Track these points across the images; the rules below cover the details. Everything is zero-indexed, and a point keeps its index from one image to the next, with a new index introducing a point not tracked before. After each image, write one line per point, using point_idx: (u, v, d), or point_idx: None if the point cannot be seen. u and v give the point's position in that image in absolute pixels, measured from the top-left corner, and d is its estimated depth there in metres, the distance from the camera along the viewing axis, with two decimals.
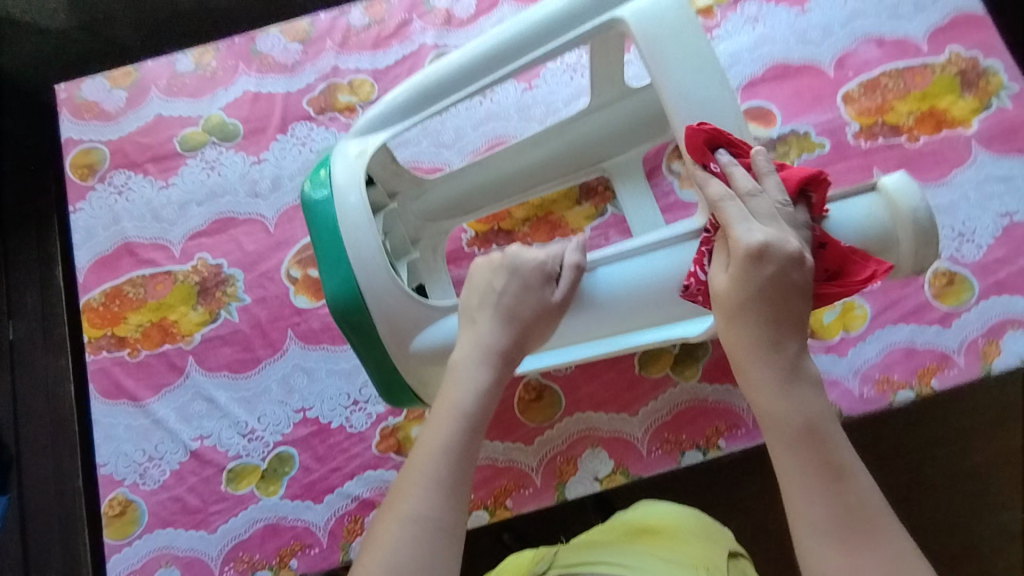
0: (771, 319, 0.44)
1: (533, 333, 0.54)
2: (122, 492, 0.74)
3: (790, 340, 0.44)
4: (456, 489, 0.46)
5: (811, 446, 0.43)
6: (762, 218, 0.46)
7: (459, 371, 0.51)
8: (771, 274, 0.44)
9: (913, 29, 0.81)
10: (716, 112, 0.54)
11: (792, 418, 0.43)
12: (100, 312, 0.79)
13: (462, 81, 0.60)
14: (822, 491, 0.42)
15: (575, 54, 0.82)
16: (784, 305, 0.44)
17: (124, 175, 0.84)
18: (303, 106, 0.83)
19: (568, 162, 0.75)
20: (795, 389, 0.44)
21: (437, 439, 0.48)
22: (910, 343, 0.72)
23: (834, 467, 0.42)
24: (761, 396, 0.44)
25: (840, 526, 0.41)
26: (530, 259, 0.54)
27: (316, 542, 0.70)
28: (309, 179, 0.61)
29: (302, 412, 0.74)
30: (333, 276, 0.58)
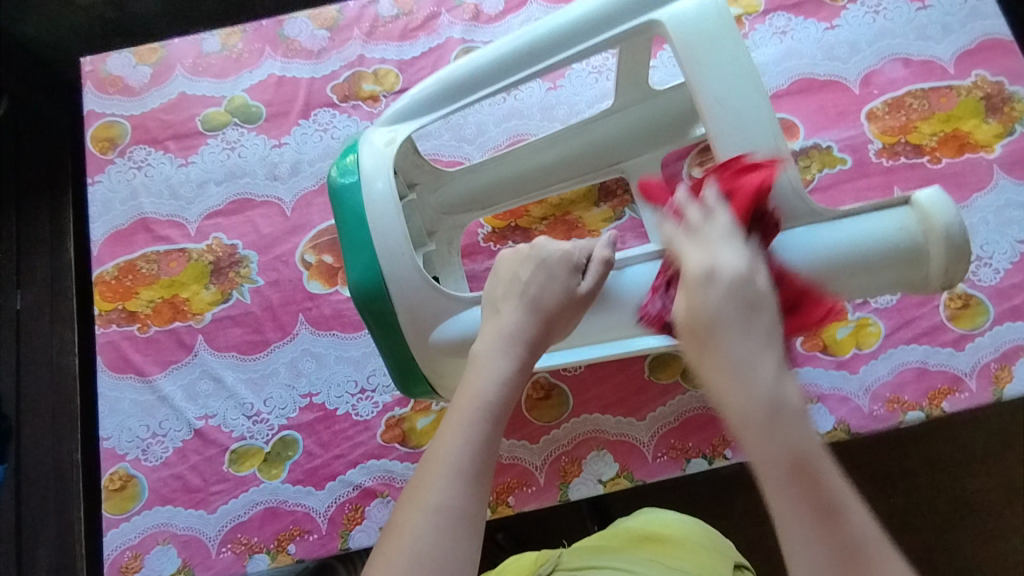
0: (742, 343, 0.41)
1: (557, 327, 0.54)
2: (123, 467, 0.73)
3: (774, 368, 0.40)
4: (478, 479, 0.46)
5: (810, 489, 0.37)
6: (710, 245, 0.45)
7: (481, 361, 0.51)
8: (732, 295, 0.42)
9: (940, 51, 0.81)
10: (751, 123, 0.52)
11: (788, 455, 0.38)
12: (113, 286, 0.79)
13: (485, 80, 0.60)
14: (819, 535, 0.37)
15: (601, 57, 0.83)
16: (752, 329, 0.41)
17: (145, 151, 0.84)
18: (327, 92, 0.84)
19: (585, 163, 0.75)
20: (790, 424, 0.39)
21: (461, 424, 0.48)
22: (923, 364, 0.71)
23: (840, 513, 0.37)
24: (755, 432, 0.39)
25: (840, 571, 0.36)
26: (556, 253, 0.55)
27: (315, 529, 0.70)
28: (335, 164, 0.61)
29: (308, 398, 0.74)
30: (358, 264, 0.58)
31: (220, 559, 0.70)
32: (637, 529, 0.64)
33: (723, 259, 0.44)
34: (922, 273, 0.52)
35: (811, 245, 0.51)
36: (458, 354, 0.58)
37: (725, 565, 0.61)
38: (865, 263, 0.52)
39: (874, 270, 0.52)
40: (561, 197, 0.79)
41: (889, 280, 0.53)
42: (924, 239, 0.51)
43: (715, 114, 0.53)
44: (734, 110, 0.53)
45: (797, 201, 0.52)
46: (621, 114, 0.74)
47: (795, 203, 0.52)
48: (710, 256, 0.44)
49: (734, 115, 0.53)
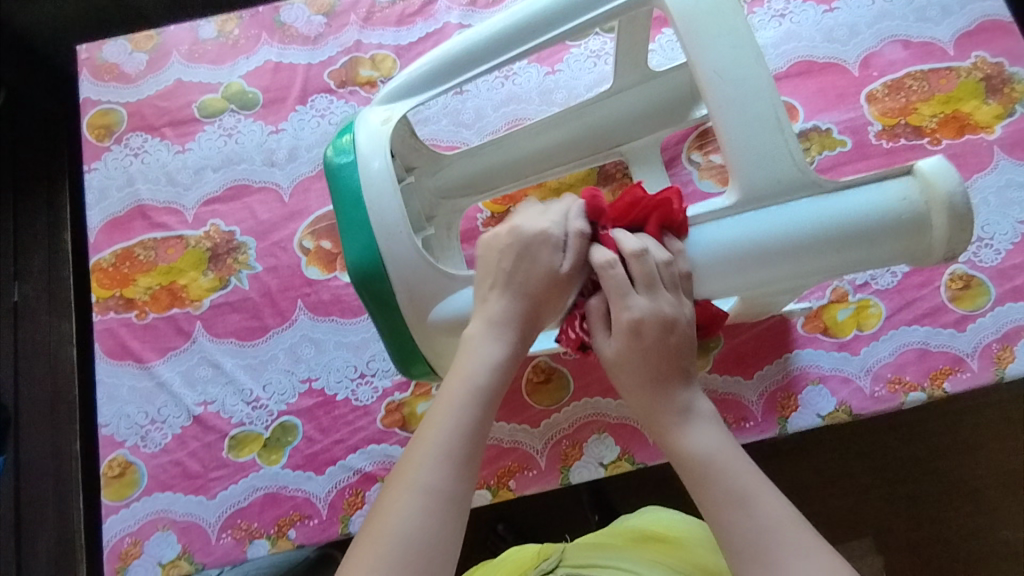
0: (656, 371, 0.50)
1: (547, 307, 0.53)
2: (122, 454, 0.73)
3: (677, 385, 0.50)
4: (467, 460, 0.46)
5: (714, 478, 0.46)
6: (651, 291, 0.50)
7: (471, 345, 0.51)
8: (658, 334, 0.50)
9: (940, 33, 0.81)
10: (752, 92, 0.51)
11: (696, 453, 0.48)
12: (110, 273, 0.78)
13: (472, 60, 0.59)
14: (737, 512, 0.44)
15: (600, 42, 0.82)
16: (671, 357, 0.50)
17: (142, 138, 0.83)
18: (324, 78, 0.83)
19: (585, 145, 0.75)
20: (699, 428, 0.49)
21: (451, 408, 0.48)
22: (924, 345, 0.71)
23: (743, 493, 0.45)
24: (675, 436, 0.49)
25: (754, 540, 0.43)
26: (536, 231, 0.53)
27: (316, 514, 0.70)
28: (331, 143, 0.60)
29: (307, 383, 0.73)
30: (355, 242, 0.57)
31: (220, 545, 0.69)
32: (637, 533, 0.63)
33: (655, 304, 0.50)
34: (923, 242, 0.50)
35: (806, 218, 0.50)
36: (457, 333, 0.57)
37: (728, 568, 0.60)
38: (865, 233, 0.49)
39: (875, 240, 0.50)
40: (559, 181, 0.79)
41: (890, 252, 0.51)
42: (926, 209, 0.49)
43: (714, 84, 0.51)
44: (733, 80, 0.51)
45: (796, 171, 0.50)
46: (620, 97, 0.73)
47: (795, 174, 0.50)
48: (646, 303, 0.50)
49: (733, 87, 0.51)
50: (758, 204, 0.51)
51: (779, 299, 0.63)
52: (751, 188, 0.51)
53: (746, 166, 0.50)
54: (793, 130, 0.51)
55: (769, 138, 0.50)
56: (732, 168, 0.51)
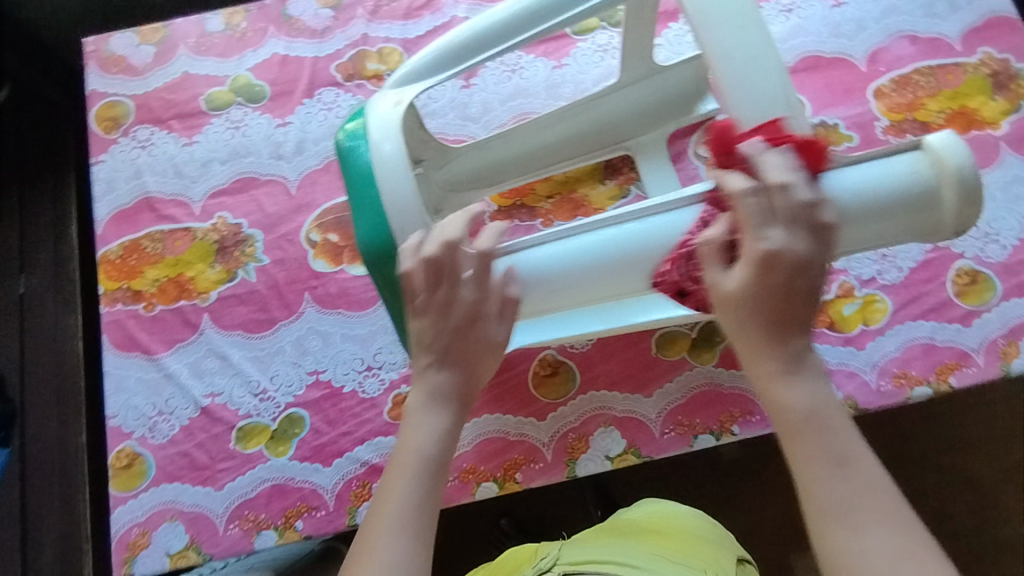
0: (772, 315, 0.44)
1: (484, 369, 0.54)
2: (129, 445, 0.73)
3: (795, 333, 0.45)
4: (422, 532, 0.47)
5: (819, 437, 0.43)
6: (790, 226, 0.44)
7: (415, 418, 0.51)
8: (788, 274, 0.43)
9: (947, 29, 0.81)
10: (763, 71, 0.49)
11: (802, 407, 0.43)
12: (117, 265, 0.79)
13: (479, 47, 0.59)
14: (835, 475, 0.42)
15: (607, 36, 0.82)
16: (795, 300, 0.44)
17: (149, 130, 0.83)
18: (331, 71, 0.83)
19: (592, 139, 0.75)
20: (809, 382, 0.44)
21: (403, 484, 0.48)
22: (930, 339, 0.71)
23: (846, 458, 0.42)
24: (780, 384, 0.44)
25: (852, 506, 0.41)
26: (462, 305, 0.52)
27: (322, 505, 0.70)
28: (341, 129, 0.60)
29: (314, 375, 0.74)
30: (365, 225, 0.57)
31: (228, 535, 0.70)
32: (637, 526, 0.63)
33: (791, 242, 0.44)
34: (932, 217, 0.50)
35: (818, 195, 0.49)
36: None
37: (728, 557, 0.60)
38: (877, 208, 0.49)
39: (885, 214, 0.49)
40: (566, 175, 0.79)
41: (900, 227, 0.50)
42: (938, 182, 0.48)
43: (724, 65, 0.50)
44: (743, 61, 0.49)
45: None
46: (625, 92, 0.74)
47: None
48: (782, 241, 0.43)
49: (744, 67, 0.49)
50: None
51: None
52: None
53: None
54: (804, 111, 0.49)
55: (780, 119, 0.49)
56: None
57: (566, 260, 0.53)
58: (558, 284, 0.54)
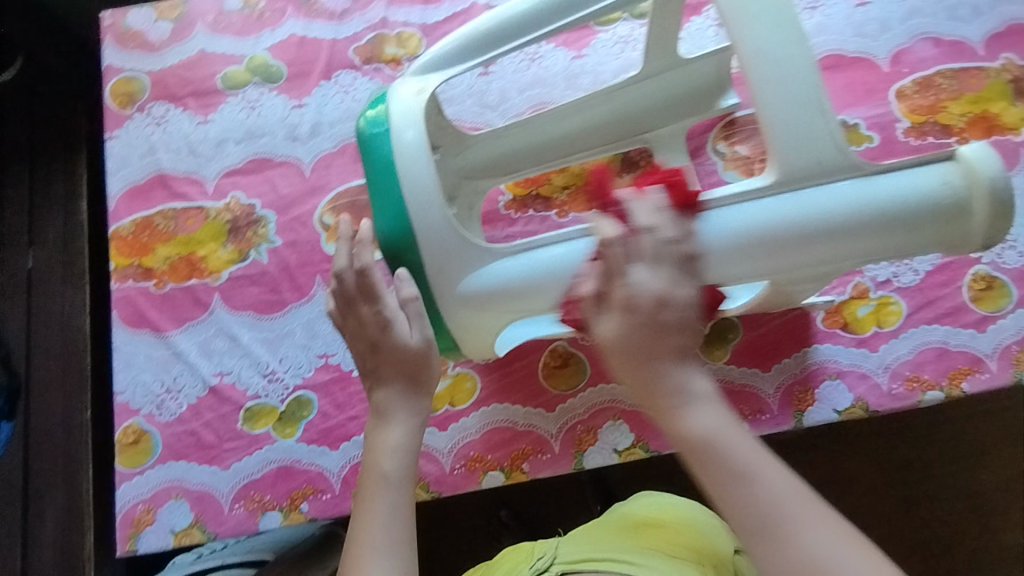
0: (648, 351, 0.46)
1: (425, 375, 0.56)
2: (136, 421, 0.73)
3: (674, 363, 0.46)
4: (402, 545, 0.50)
5: (718, 461, 0.43)
6: (652, 265, 0.47)
7: (377, 442, 0.54)
8: (653, 310, 0.46)
9: (970, 32, 0.80)
10: (795, 70, 0.48)
11: (698, 433, 0.44)
12: (129, 241, 0.78)
13: (503, 36, 0.59)
14: (744, 492, 0.42)
15: (628, 27, 0.81)
16: (664, 333, 0.46)
17: (164, 107, 0.83)
18: (349, 54, 0.83)
19: (611, 131, 0.74)
20: (701, 407, 0.46)
21: (378, 505, 0.51)
22: (943, 344, 0.71)
23: (750, 473, 0.43)
24: (675, 417, 0.46)
25: (766, 520, 0.41)
26: (374, 322, 0.56)
27: (328, 488, 0.70)
28: (362, 116, 0.59)
29: (324, 358, 0.73)
30: (386, 211, 0.56)
31: (232, 515, 0.70)
32: (630, 521, 0.62)
33: (654, 281, 0.47)
34: (960, 228, 0.48)
35: (844, 203, 0.48)
36: (485, 306, 0.57)
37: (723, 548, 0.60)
38: (904, 217, 0.48)
39: (913, 225, 0.48)
40: (583, 167, 0.79)
41: (926, 239, 0.49)
42: (967, 193, 0.47)
43: (755, 65, 0.49)
44: (774, 61, 0.49)
45: (838, 153, 0.48)
46: (648, 83, 0.72)
47: (836, 156, 0.48)
48: (644, 280, 0.47)
49: (774, 67, 0.49)
50: (797, 187, 0.49)
51: (803, 286, 0.61)
52: (791, 170, 0.49)
53: (783, 149, 0.48)
54: (835, 112, 0.49)
55: (811, 121, 0.48)
56: (773, 149, 0.49)
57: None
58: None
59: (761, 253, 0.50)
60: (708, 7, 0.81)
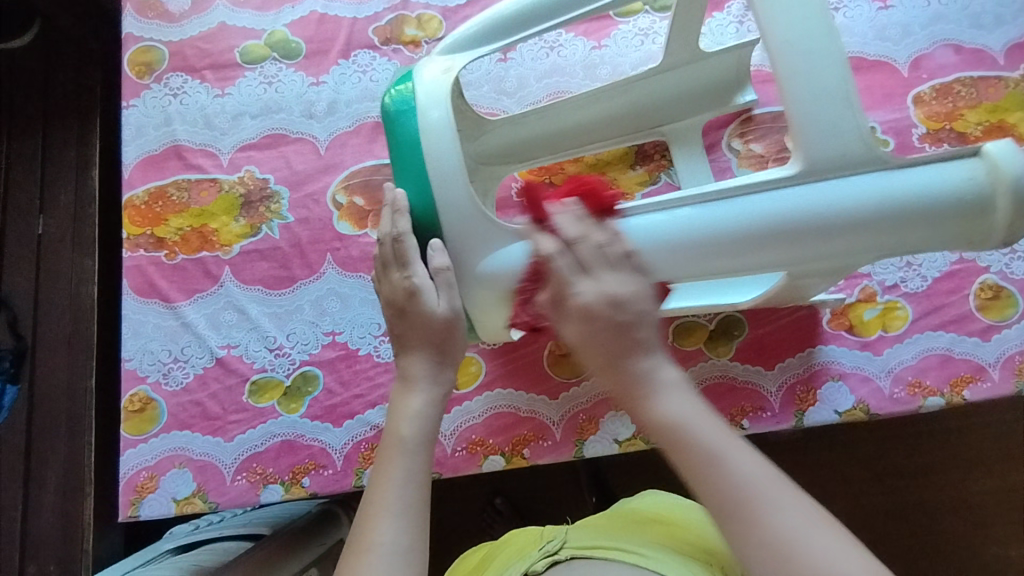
0: (608, 345, 0.48)
1: (451, 344, 0.56)
2: (143, 389, 0.74)
3: (639, 352, 0.47)
4: (416, 512, 0.47)
5: (683, 445, 0.44)
6: (596, 270, 0.49)
7: (398, 406, 0.53)
8: (607, 312, 0.48)
9: (992, 41, 0.80)
10: (824, 63, 0.48)
11: (669, 418, 0.45)
12: (142, 211, 0.79)
13: (530, 19, 0.59)
14: (715, 476, 0.42)
15: (649, 20, 0.81)
16: (618, 329, 0.48)
17: (181, 78, 0.83)
18: (369, 34, 0.83)
19: (627, 123, 0.74)
20: (675, 394, 0.46)
21: (393, 469, 0.49)
22: (947, 351, 0.71)
23: (725, 454, 0.42)
24: (653, 404, 0.46)
25: (735, 504, 0.41)
26: (402, 287, 0.56)
27: (331, 464, 0.71)
28: (387, 94, 0.58)
29: (331, 336, 0.74)
30: (411, 185, 0.56)
31: (234, 486, 0.70)
32: (637, 516, 0.63)
33: (605, 282, 0.48)
34: (983, 225, 0.48)
35: (859, 197, 0.48)
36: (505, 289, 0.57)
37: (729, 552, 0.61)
38: (921, 212, 0.48)
39: (929, 219, 0.48)
40: (597, 157, 0.79)
41: (944, 235, 0.49)
42: (992, 191, 0.46)
43: (780, 56, 0.49)
44: (803, 52, 0.48)
45: (861, 147, 0.48)
46: (665, 76, 0.72)
47: (860, 149, 0.48)
48: (591, 287, 0.48)
49: (803, 58, 0.48)
50: (820, 178, 0.49)
51: (812, 283, 0.60)
52: (812, 161, 0.48)
53: (807, 140, 0.48)
54: (862, 106, 0.48)
55: (835, 113, 0.48)
56: (797, 140, 0.49)
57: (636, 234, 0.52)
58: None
59: (787, 241, 0.49)
60: (730, 2, 0.80)
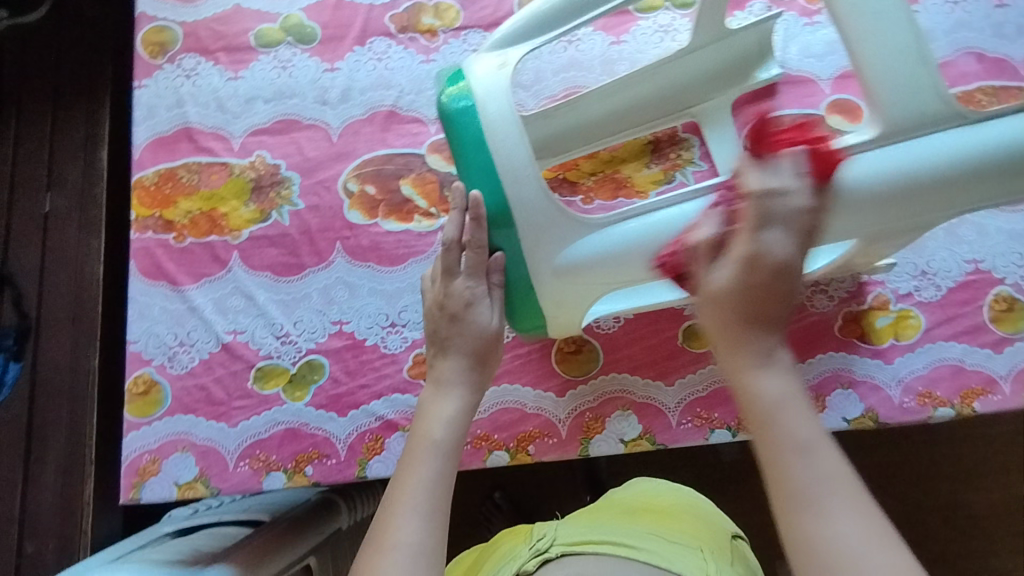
0: (747, 310, 0.45)
1: (492, 360, 0.58)
2: (148, 372, 0.73)
3: (770, 325, 0.45)
4: (438, 515, 0.47)
5: (782, 424, 0.42)
6: (785, 228, 0.45)
7: (431, 407, 0.54)
8: (771, 276, 0.45)
9: (1014, 51, 0.78)
10: (893, 24, 0.48)
11: (765, 395, 0.43)
12: (152, 192, 0.78)
13: (575, 9, 0.58)
14: (801, 464, 0.41)
15: (669, 17, 0.80)
16: (765, 298, 0.45)
17: (195, 60, 0.82)
18: (385, 22, 0.82)
19: (658, 107, 0.73)
20: (773, 372, 0.44)
21: (420, 467, 0.50)
22: (959, 362, 0.70)
23: (813, 445, 0.41)
24: (753, 376, 0.44)
25: (813, 495, 0.40)
26: (461, 295, 0.58)
27: (334, 454, 0.70)
28: (441, 94, 0.57)
29: (338, 325, 0.73)
30: (482, 186, 0.55)
31: (237, 472, 0.70)
32: (630, 506, 0.63)
33: (785, 245, 0.45)
34: None
35: (945, 152, 0.47)
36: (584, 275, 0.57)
37: (722, 535, 0.61)
38: (1015, 163, 0.47)
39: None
40: (612, 154, 0.78)
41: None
42: None
43: (849, 20, 0.49)
44: (873, 16, 0.49)
45: (941, 103, 0.48)
46: (693, 56, 0.71)
47: (940, 106, 0.48)
48: (778, 243, 0.45)
49: (873, 21, 0.49)
50: (899, 137, 0.48)
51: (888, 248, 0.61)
52: (894, 122, 0.48)
53: (885, 101, 0.48)
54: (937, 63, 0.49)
55: (912, 75, 0.48)
56: (874, 104, 0.49)
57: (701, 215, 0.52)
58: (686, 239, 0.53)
59: (874, 204, 0.49)
60: (751, 2, 0.79)
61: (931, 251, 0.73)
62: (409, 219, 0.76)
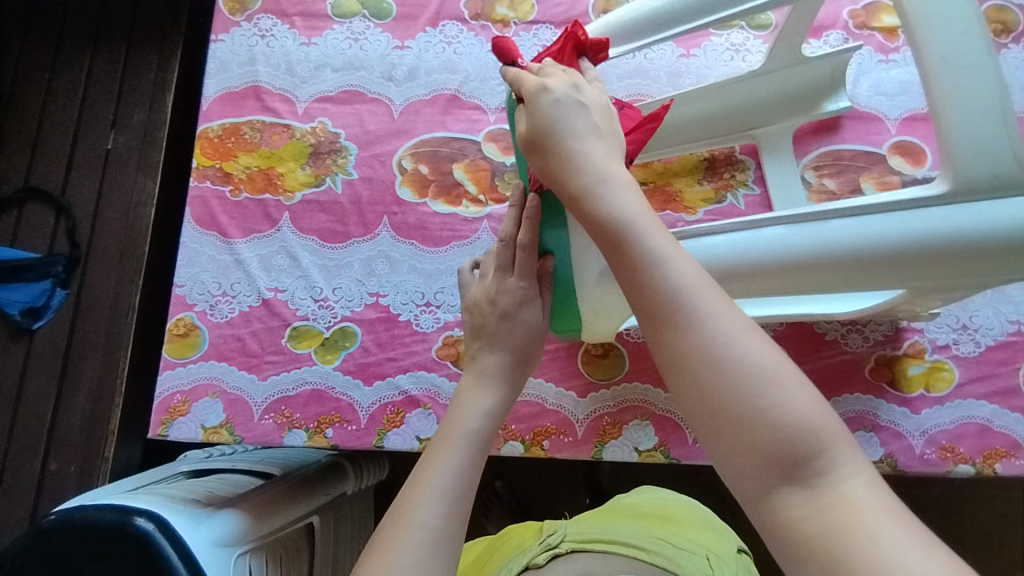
0: (560, 142, 0.46)
1: (531, 359, 0.59)
2: (189, 316, 0.75)
3: (588, 153, 0.45)
4: (459, 503, 0.48)
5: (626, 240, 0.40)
6: (558, 76, 0.49)
7: (466, 396, 0.56)
8: (563, 105, 0.47)
9: None
10: (976, 82, 0.49)
11: (610, 215, 0.42)
12: (214, 144, 0.80)
13: (662, 23, 0.59)
14: (654, 271, 0.39)
15: (742, 36, 0.80)
16: (571, 133, 0.46)
17: (271, 21, 0.84)
18: (460, 7, 0.83)
19: (718, 126, 0.74)
20: (618, 195, 0.43)
21: (447, 452, 0.51)
22: (987, 422, 0.69)
23: (663, 254, 0.39)
24: (595, 204, 0.43)
25: (667, 300, 0.38)
26: (514, 293, 0.58)
27: (355, 420, 0.72)
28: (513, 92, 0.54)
29: (375, 297, 0.75)
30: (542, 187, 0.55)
31: (261, 424, 0.72)
32: (637, 510, 0.64)
33: (563, 84, 0.48)
34: None
35: (1011, 220, 0.47)
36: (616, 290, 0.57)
37: (727, 544, 0.61)
38: None
39: None
40: (666, 166, 0.77)
41: None
42: None
43: (936, 71, 0.49)
44: (959, 70, 0.49)
45: (1016, 167, 0.47)
46: (766, 79, 0.72)
47: (1014, 169, 0.47)
48: (552, 83, 0.48)
49: (960, 76, 0.49)
50: (967, 198, 0.48)
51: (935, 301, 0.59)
52: (964, 180, 0.48)
53: (958, 158, 0.48)
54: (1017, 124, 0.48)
55: (991, 135, 0.48)
56: (949, 159, 0.49)
57: (748, 246, 0.52)
58: (732, 266, 0.52)
59: (927, 260, 0.48)
60: (828, 32, 0.78)
61: (976, 306, 0.72)
62: (457, 203, 0.78)
